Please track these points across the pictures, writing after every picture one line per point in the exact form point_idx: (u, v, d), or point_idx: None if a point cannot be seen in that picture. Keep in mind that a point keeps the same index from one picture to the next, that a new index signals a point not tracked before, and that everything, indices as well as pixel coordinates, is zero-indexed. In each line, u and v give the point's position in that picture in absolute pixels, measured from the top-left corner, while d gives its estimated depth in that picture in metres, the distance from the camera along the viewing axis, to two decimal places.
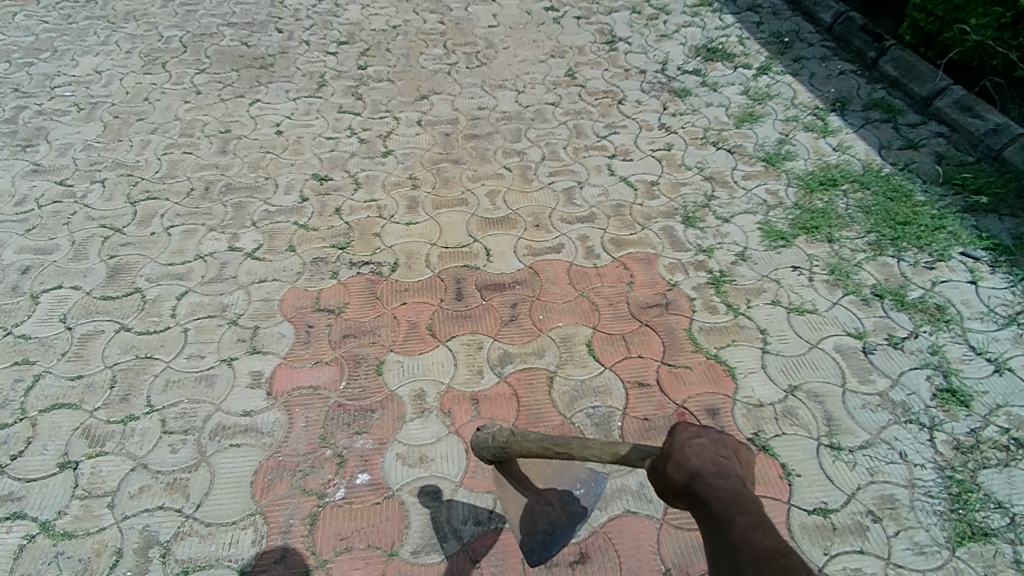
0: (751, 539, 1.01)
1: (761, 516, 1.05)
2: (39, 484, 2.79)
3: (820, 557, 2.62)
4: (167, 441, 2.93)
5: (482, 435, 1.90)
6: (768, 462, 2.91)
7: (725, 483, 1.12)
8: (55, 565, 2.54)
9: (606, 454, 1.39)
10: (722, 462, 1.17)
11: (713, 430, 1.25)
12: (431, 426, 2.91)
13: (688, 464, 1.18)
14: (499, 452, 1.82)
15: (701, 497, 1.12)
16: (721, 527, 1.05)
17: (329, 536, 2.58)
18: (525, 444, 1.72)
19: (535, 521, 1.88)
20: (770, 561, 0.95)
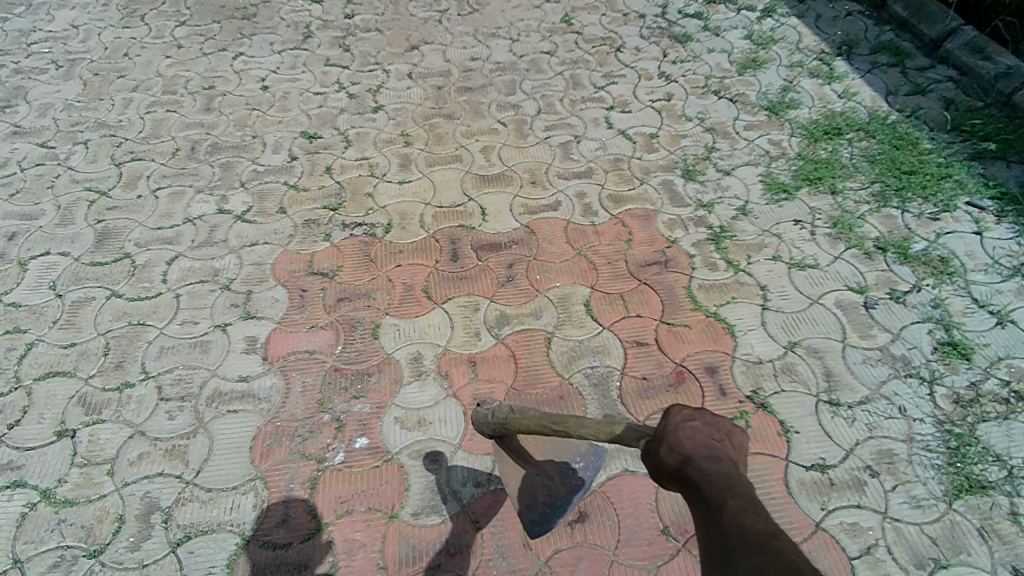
0: (742, 525, 1.00)
1: (753, 501, 1.04)
2: (38, 453, 2.79)
3: (818, 512, 2.63)
4: (164, 407, 2.91)
5: (483, 410, 1.90)
6: (767, 419, 2.89)
7: (717, 467, 1.11)
8: (57, 532, 2.56)
9: (602, 433, 1.37)
10: (715, 446, 1.15)
11: (707, 412, 1.21)
12: (429, 389, 2.89)
13: (682, 448, 1.15)
14: (499, 427, 1.82)
15: (693, 482, 1.10)
16: (713, 512, 1.04)
17: (330, 500, 2.59)
18: (523, 421, 1.70)
19: (535, 494, 1.84)
20: (763, 549, 0.95)
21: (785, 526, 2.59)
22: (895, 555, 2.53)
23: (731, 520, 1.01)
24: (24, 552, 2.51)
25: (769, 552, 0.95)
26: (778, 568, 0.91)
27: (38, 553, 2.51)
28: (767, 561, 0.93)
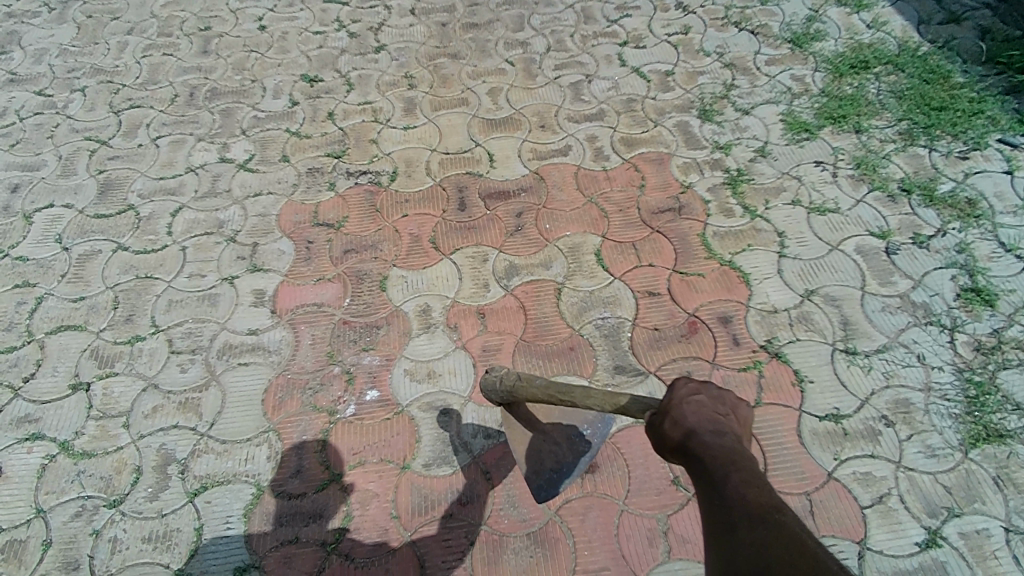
0: (745, 499, 1.06)
1: (755, 474, 1.10)
2: (54, 406, 2.79)
3: (830, 462, 2.61)
4: (176, 360, 2.90)
5: (490, 377, 1.93)
6: (781, 369, 2.84)
7: (720, 442, 1.15)
8: (78, 483, 2.58)
9: (607, 403, 1.43)
10: (719, 420, 1.19)
11: (712, 385, 1.24)
12: (438, 341, 2.86)
13: (686, 422, 1.19)
14: (506, 395, 1.85)
15: (696, 456, 1.15)
16: (716, 485, 1.10)
17: (343, 451, 2.58)
18: (531, 390, 1.74)
19: (542, 460, 1.84)
20: (765, 523, 1.02)
21: (797, 477, 2.57)
22: (908, 504, 2.51)
23: (734, 494, 1.07)
24: (46, 502, 2.53)
25: (770, 525, 1.01)
26: (779, 544, 0.98)
27: (59, 504, 2.53)
28: (767, 534, 1.00)
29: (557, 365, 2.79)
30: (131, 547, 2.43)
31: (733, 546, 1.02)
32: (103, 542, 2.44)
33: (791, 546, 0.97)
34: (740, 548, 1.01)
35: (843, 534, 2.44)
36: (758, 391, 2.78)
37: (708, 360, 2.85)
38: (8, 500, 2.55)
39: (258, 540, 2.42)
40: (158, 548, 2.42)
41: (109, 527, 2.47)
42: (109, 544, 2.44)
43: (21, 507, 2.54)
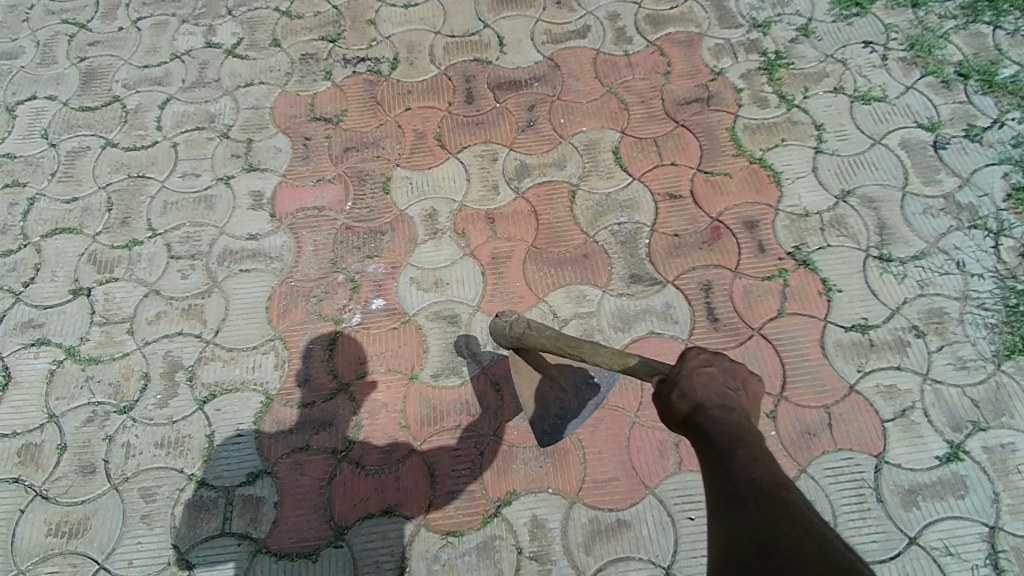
0: (752, 476, 1.10)
1: (761, 452, 1.14)
2: (57, 312, 2.69)
3: (853, 374, 2.51)
4: (176, 266, 2.78)
5: (500, 322, 1.92)
6: (808, 278, 2.69)
7: (727, 417, 1.18)
8: (87, 388, 2.49)
9: (615, 363, 1.46)
10: (728, 395, 1.22)
11: (724, 359, 1.27)
12: (445, 248, 2.71)
13: (695, 395, 1.22)
14: (515, 342, 1.86)
15: (703, 429, 1.18)
16: (724, 461, 1.14)
17: (350, 361, 2.50)
18: (540, 341, 1.74)
19: (548, 406, 1.89)
20: (773, 500, 1.07)
21: (817, 389, 2.48)
22: (932, 418, 2.42)
23: (741, 470, 1.11)
24: (58, 407, 2.45)
25: (777, 503, 1.07)
26: (785, 522, 1.04)
27: (72, 409, 2.45)
28: (774, 513, 1.05)
29: (570, 274, 2.66)
30: (144, 452, 2.35)
31: (741, 521, 1.06)
32: (117, 447, 2.36)
33: (797, 525, 1.03)
34: (748, 524, 1.05)
35: (860, 448, 2.38)
36: (782, 301, 2.64)
37: (730, 269, 2.70)
38: (20, 404, 2.47)
39: (269, 446, 2.35)
40: (171, 453, 2.35)
41: (122, 432, 2.39)
42: (122, 449, 2.36)
43: (34, 411, 2.45)
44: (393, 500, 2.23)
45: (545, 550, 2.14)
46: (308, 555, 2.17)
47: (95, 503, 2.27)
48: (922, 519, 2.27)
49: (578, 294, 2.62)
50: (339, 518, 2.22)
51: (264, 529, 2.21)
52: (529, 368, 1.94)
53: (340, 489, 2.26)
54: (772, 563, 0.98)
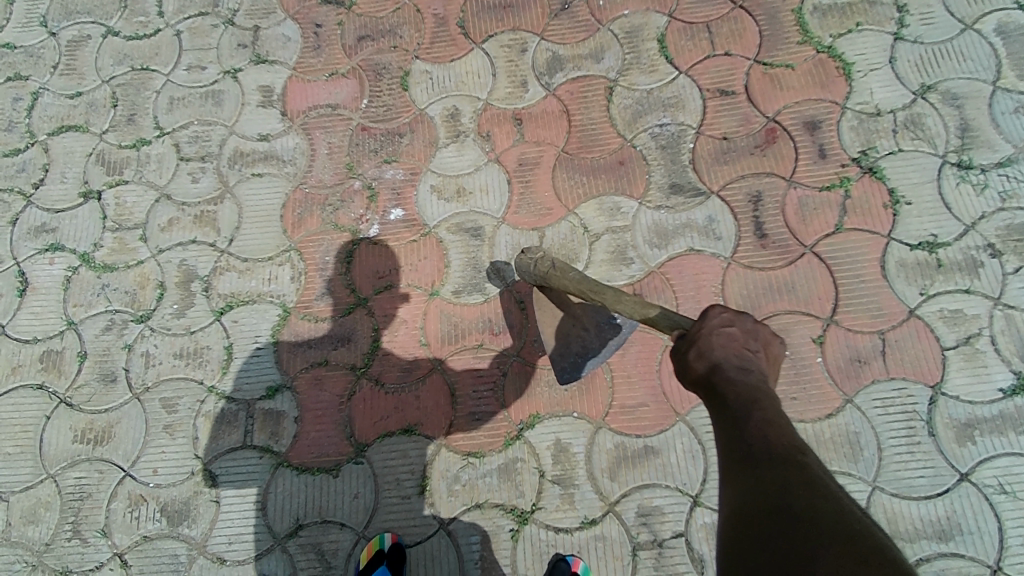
0: (766, 438, 1.17)
1: (775, 415, 1.21)
2: (69, 216, 2.59)
3: (915, 298, 2.28)
4: (186, 169, 2.62)
5: (526, 259, 2.01)
6: (873, 188, 2.40)
7: (745, 378, 1.24)
8: (103, 297, 2.42)
9: (635, 310, 1.57)
10: (746, 356, 1.27)
11: (747, 319, 1.31)
12: (468, 153, 2.50)
13: (713, 355, 1.28)
14: (539, 281, 1.97)
15: (720, 390, 1.24)
16: (740, 422, 1.21)
17: (367, 275, 2.38)
18: (565, 283, 1.85)
19: (569, 343, 1.92)
20: (787, 462, 1.14)
21: (873, 313, 2.27)
22: (998, 347, 2.21)
23: (756, 433, 1.18)
24: (76, 315, 2.40)
25: (791, 465, 1.13)
26: (798, 484, 1.10)
27: (89, 317, 2.39)
28: (788, 474, 1.12)
29: (603, 183, 2.43)
30: (164, 362, 2.31)
31: (755, 483, 1.13)
32: (136, 357, 2.32)
33: (811, 490, 1.09)
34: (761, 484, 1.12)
35: (915, 378, 2.20)
36: (841, 214, 2.38)
37: (784, 178, 2.43)
38: (38, 311, 2.42)
39: (289, 360, 2.29)
40: (190, 365, 2.30)
41: (141, 341, 2.35)
42: (142, 358, 2.32)
43: (53, 317, 2.40)
44: (414, 419, 2.17)
45: (568, 474, 2.07)
46: (330, 470, 2.13)
47: (118, 411, 2.25)
48: (977, 454, 2.11)
49: (611, 206, 2.41)
50: (360, 436, 2.17)
51: (286, 443, 2.18)
52: (552, 306, 2.01)
53: (360, 407, 2.20)
54: (785, 527, 1.05)
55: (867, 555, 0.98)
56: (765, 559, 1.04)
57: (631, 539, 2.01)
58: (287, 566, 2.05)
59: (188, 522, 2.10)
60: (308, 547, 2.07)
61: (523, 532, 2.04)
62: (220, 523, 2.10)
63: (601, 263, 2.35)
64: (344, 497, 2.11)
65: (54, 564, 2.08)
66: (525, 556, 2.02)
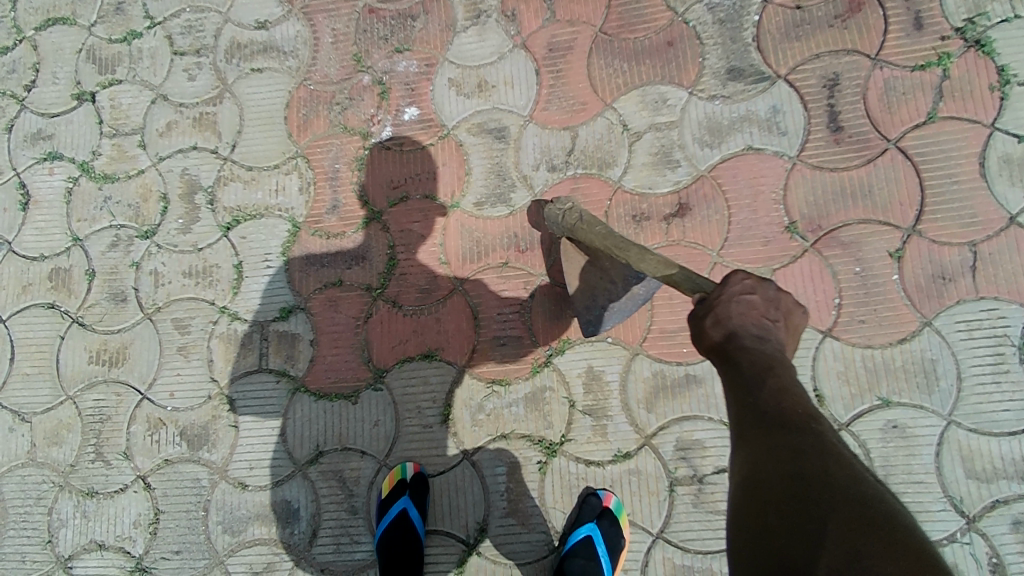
0: (779, 404, 1.07)
1: (791, 383, 1.11)
2: (64, 121, 2.37)
3: (1019, 203, 1.91)
4: (181, 65, 2.35)
5: (554, 209, 1.86)
6: (979, 65, 1.97)
7: (761, 346, 1.15)
8: (107, 212, 2.27)
9: (657, 269, 1.49)
10: (766, 326, 1.18)
11: (770, 286, 1.21)
12: (490, 38, 2.17)
13: (729, 322, 1.19)
14: (565, 233, 1.83)
15: (734, 357, 1.15)
16: (752, 387, 1.11)
17: (381, 184, 2.15)
18: (591, 237, 1.72)
19: (595, 297, 1.85)
20: (800, 431, 1.04)
21: (965, 222, 1.92)
22: None
23: (769, 400, 1.08)
24: (81, 231, 2.27)
25: (805, 434, 1.04)
26: (811, 451, 1.01)
27: (94, 233, 2.26)
28: (799, 441, 1.02)
29: (648, 71, 2.09)
30: (173, 281, 2.19)
31: (767, 451, 1.03)
32: (145, 275, 2.20)
33: (825, 457, 1.00)
34: (773, 453, 1.02)
35: (1008, 297, 1.88)
36: (936, 99, 1.98)
37: (869, 57, 2.02)
38: (43, 226, 2.29)
39: (301, 280, 2.13)
40: (200, 284, 2.17)
41: (148, 259, 2.21)
42: (151, 277, 2.20)
43: (58, 233, 2.28)
44: (434, 343, 2.02)
45: (600, 405, 1.92)
46: (348, 396, 2.03)
47: (131, 332, 2.17)
48: None
49: (656, 97, 2.07)
50: (378, 360, 2.04)
51: (302, 367, 2.07)
52: (579, 255, 1.88)
53: (377, 330, 2.06)
54: (792, 494, 0.96)
55: (881, 523, 0.89)
56: (774, 535, 0.94)
57: (668, 474, 1.88)
58: (309, 493, 2.00)
59: (208, 446, 2.07)
60: (329, 474, 2.01)
61: (552, 464, 1.92)
62: (240, 448, 2.05)
63: (642, 166, 2.05)
64: (364, 425, 2.01)
65: (80, 484, 2.09)
66: (553, 488, 1.91)
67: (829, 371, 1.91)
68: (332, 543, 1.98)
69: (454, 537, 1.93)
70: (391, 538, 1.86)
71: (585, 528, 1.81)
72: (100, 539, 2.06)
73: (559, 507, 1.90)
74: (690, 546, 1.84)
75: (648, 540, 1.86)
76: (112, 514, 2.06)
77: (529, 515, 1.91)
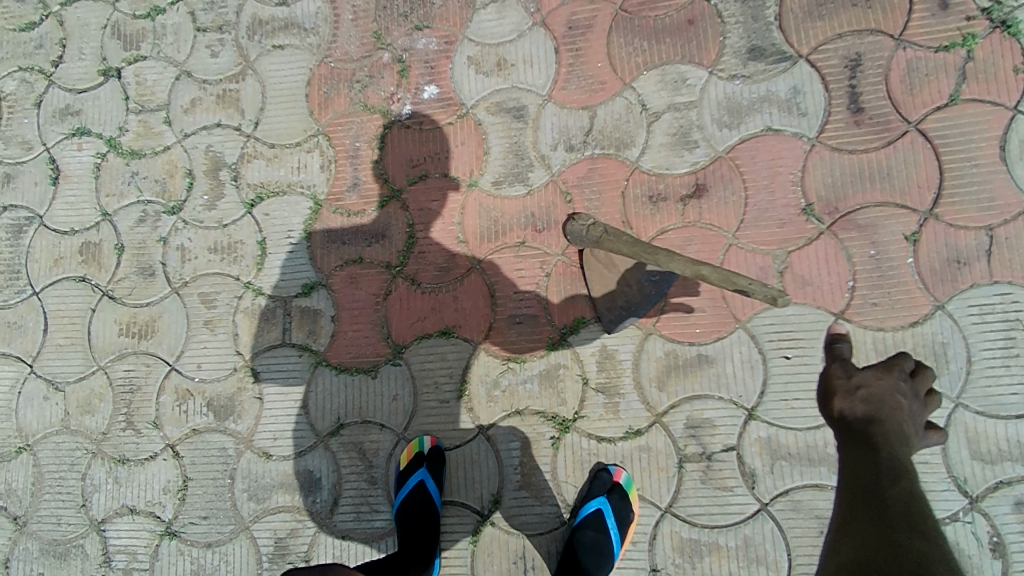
0: (903, 508, 1.26)
1: (916, 493, 1.30)
2: (91, 97, 2.41)
3: None
4: (204, 41, 2.38)
5: (577, 226, 1.97)
6: (1004, 46, 1.94)
7: (900, 445, 1.40)
8: (134, 187, 2.33)
9: (688, 269, 1.73)
10: (908, 429, 1.45)
11: (915, 405, 1.52)
12: (509, 16, 2.18)
13: (878, 411, 1.47)
14: (591, 246, 1.93)
15: (874, 441, 1.41)
16: (884, 482, 1.31)
17: (401, 163, 2.18)
18: (619, 247, 1.83)
19: (614, 299, 1.97)
20: (917, 534, 1.19)
21: (982, 206, 1.92)
22: None
23: (896, 500, 1.28)
24: (109, 206, 2.33)
25: (919, 537, 1.19)
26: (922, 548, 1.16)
27: (122, 208, 2.33)
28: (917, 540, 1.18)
29: (667, 50, 2.08)
30: (199, 257, 2.25)
31: (885, 536, 1.21)
32: (172, 251, 2.27)
33: (935, 557, 1.15)
34: (889, 541, 1.19)
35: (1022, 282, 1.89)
36: (959, 81, 1.96)
37: (892, 37, 2.00)
38: (72, 200, 2.36)
39: (322, 257, 2.19)
40: (225, 260, 2.23)
41: (175, 235, 2.28)
42: (178, 252, 2.27)
43: (87, 208, 2.35)
44: (452, 321, 2.08)
45: (613, 383, 1.98)
46: (368, 370, 2.10)
47: (159, 306, 2.25)
48: None
49: (676, 77, 2.07)
50: (397, 337, 2.11)
51: (324, 342, 2.14)
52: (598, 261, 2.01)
53: (396, 307, 2.12)
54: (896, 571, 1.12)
55: None
56: None
57: (678, 451, 1.93)
58: (331, 463, 2.09)
59: (234, 417, 2.15)
60: (349, 446, 2.09)
61: (564, 440, 1.98)
62: (264, 420, 2.14)
63: (660, 147, 2.06)
64: (383, 399, 2.08)
65: (112, 451, 2.20)
66: (566, 463, 1.98)
67: None
68: (352, 512, 2.07)
69: (470, 508, 2.01)
70: (410, 508, 1.94)
71: (596, 501, 1.88)
72: (132, 504, 2.17)
73: (571, 481, 1.97)
74: (697, 520, 1.90)
75: (657, 514, 1.92)
76: (143, 480, 2.17)
77: (541, 488, 1.98)
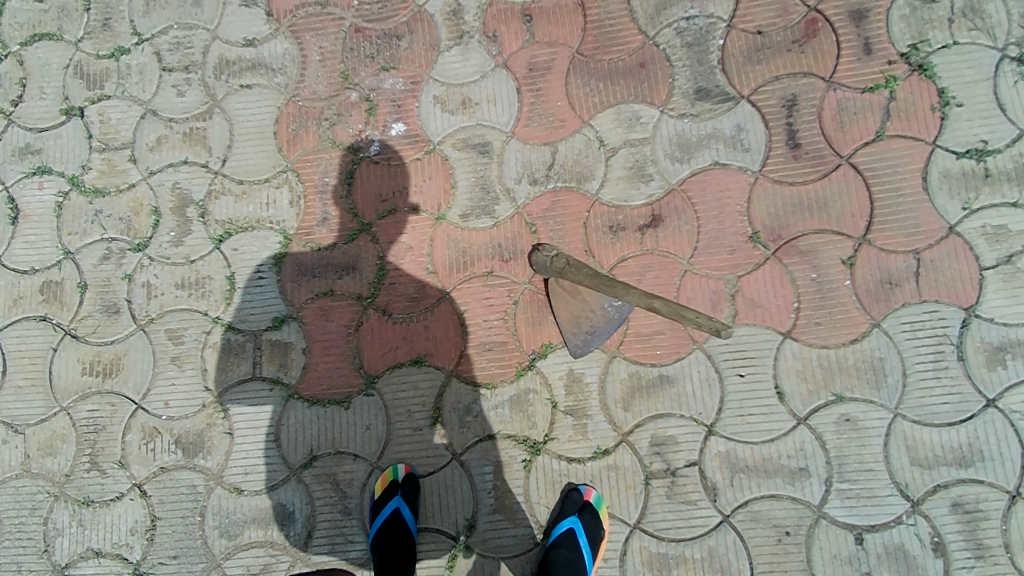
0: None
1: None
2: (53, 136, 2.41)
3: (956, 213, 2.10)
4: (170, 80, 2.41)
5: (541, 255, 2.09)
6: (921, 88, 2.16)
7: None
8: (98, 224, 2.33)
9: (642, 301, 1.97)
10: None
11: None
12: (472, 58, 2.29)
13: None
14: (553, 275, 2.07)
15: None
16: None
17: (370, 197, 2.25)
18: (580, 278, 2.01)
19: (580, 323, 2.06)
20: None
21: (909, 232, 2.11)
22: None
23: None
24: (72, 244, 2.32)
25: None
26: None
27: (85, 246, 2.31)
28: None
29: (621, 90, 2.23)
30: (166, 293, 2.25)
31: None
32: (138, 287, 2.27)
33: None
34: None
35: (948, 300, 2.07)
36: (883, 119, 2.16)
37: (823, 79, 2.20)
38: (33, 239, 2.33)
39: (293, 290, 2.22)
40: (193, 295, 2.24)
41: (141, 271, 2.28)
42: (144, 289, 2.27)
43: (48, 246, 2.33)
44: (423, 349, 2.14)
45: (580, 405, 2.06)
46: (340, 401, 2.13)
47: (125, 343, 2.23)
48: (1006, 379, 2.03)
49: (630, 115, 2.22)
50: (369, 367, 2.15)
51: (295, 375, 2.17)
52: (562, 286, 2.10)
53: (368, 337, 2.17)
54: None
55: None
56: None
57: (644, 468, 2.02)
58: (303, 496, 2.10)
59: (204, 453, 2.14)
60: (322, 477, 2.10)
61: (536, 462, 2.05)
62: (235, 455, 2.13)
63: (617, 180, 2.19)
64: (357, 429, 2.12)
65: (75, 494, 2.15)
66: (538, 485, 2.04)
67: (789, 370, 2.06)
68: (327, 543, 2.07)
69: (445, 534, 2.05)
70: (384, 536, 1.95)
71: (568, 521, 1.94)
72: (96, 547, 2.13)
73: (543, 503, 2.03)
74: (664, 534, 1.99)
75: (627, 530, 2.00)
76: (108, 522, 2.13)
77: (515, 511, 2.03)
